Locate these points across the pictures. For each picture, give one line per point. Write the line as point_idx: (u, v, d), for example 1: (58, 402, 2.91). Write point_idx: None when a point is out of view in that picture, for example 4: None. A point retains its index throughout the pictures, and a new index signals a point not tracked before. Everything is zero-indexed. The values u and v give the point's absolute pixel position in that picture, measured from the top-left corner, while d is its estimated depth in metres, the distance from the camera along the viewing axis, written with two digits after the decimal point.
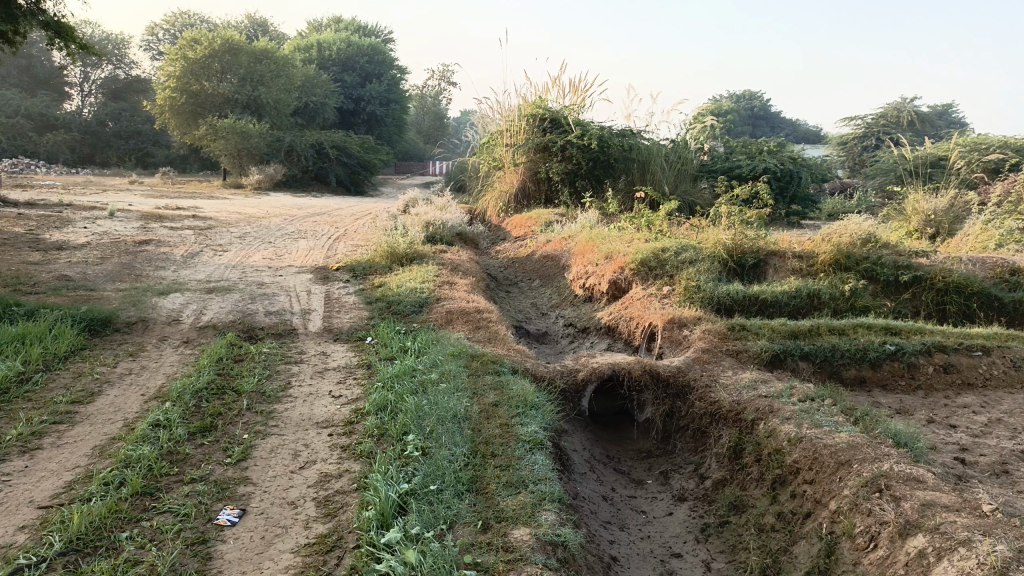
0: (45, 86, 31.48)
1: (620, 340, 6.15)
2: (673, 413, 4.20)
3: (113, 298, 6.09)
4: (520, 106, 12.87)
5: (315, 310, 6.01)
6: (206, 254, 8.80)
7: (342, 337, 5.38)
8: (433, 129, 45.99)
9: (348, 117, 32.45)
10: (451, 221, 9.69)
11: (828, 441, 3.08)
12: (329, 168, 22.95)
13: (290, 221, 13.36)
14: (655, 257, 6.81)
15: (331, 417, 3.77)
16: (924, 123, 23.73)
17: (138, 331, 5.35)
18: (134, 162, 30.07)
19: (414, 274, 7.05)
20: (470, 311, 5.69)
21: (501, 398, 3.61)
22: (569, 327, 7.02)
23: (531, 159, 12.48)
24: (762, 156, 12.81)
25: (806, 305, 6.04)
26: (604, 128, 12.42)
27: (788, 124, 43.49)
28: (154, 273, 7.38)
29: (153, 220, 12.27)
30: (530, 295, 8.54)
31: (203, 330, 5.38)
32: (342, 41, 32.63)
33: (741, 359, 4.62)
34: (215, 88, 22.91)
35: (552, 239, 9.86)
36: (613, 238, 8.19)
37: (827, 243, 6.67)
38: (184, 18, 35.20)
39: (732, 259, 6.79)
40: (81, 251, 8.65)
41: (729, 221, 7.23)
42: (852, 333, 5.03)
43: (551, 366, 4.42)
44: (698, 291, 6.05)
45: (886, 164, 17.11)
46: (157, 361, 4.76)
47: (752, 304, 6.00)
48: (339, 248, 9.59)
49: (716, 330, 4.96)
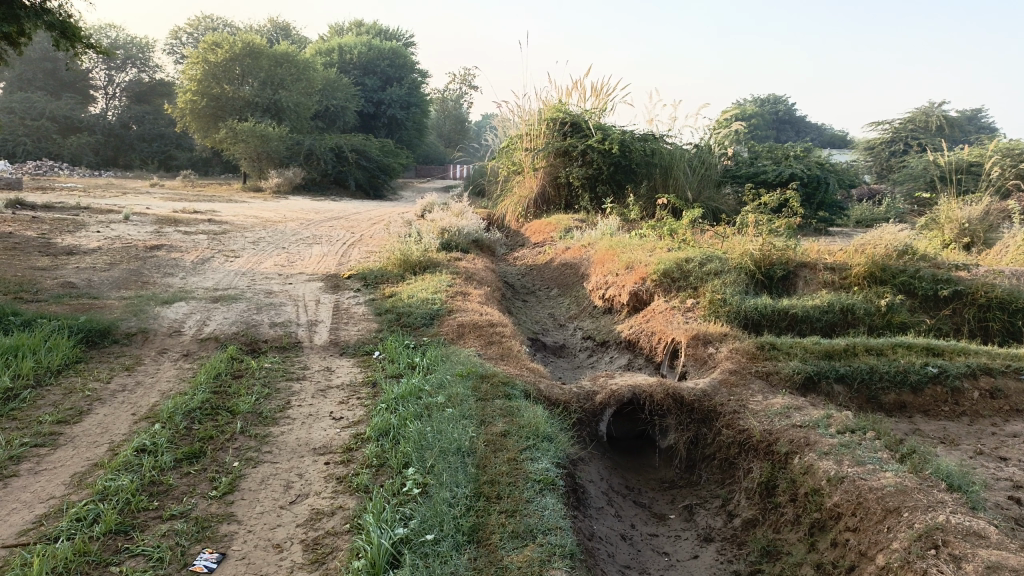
0: (71, 89, 31.78)
1: (641, 355, 5.85)
2: (698, 440, 3.91)
3: (115, 306, 5.90)
4: (540, 109, 12.61)
5: (322, 321, 5.76)
6: (217, 260, 8.62)
7: (347, 351, 5.13)
8: (455, 132, 45.92)
9: (368, 120, 32.39)
10: (468, 227, 9.42)
11: (874, 484, 2.77)
12: (349, 171, 22.81)
13: (306, 225, 13.18)
14: (679, 267, 6.52)
15: (329, 442, 3.51)
16: (954, 128, 23.16)
17: (137, 343, 5.13)
18: (157, 165, 30.20)
19: (427, 283, 6.80)
20: (483, 324, 5.42)
21: (511, 426, 3.33)
22: (588, 340, 6.73)
23: (551, 164, 12.19)
24: (788, 161, 12.44)
25: (839, 321, 5.71)
26: (626, 132, 12.11)
27: (814, 129, 42.88)
28: (162, 281, 7.18)
29: (167, 224, 12.15)
30: (548, 305, 8.24)
31: (204, 342, 5.16)
32: (364, 45, 32.59)
33: (772, 381, 4.30)
34: (236, 91, 22.89)
35: (571, 246, 9.58)
36: (635, 246, 7.89)
37: (860, 254, 6.33)
38: (208, 21, 35.40)
39: (760, 271, 6.45)
40: (91, 257, 8.50)
41: (757, 229, 6.91)
42: (891, 354, 4.70)
43: (566, 387, 4.13)
44: (724, 305, 5.75)
45: (916, 169, 16.64)
46: (154, 376, 4.54)
47: (781, 318, 5.68)
48: (352, 255, 9.37)
49: (744, 349, 4.64)
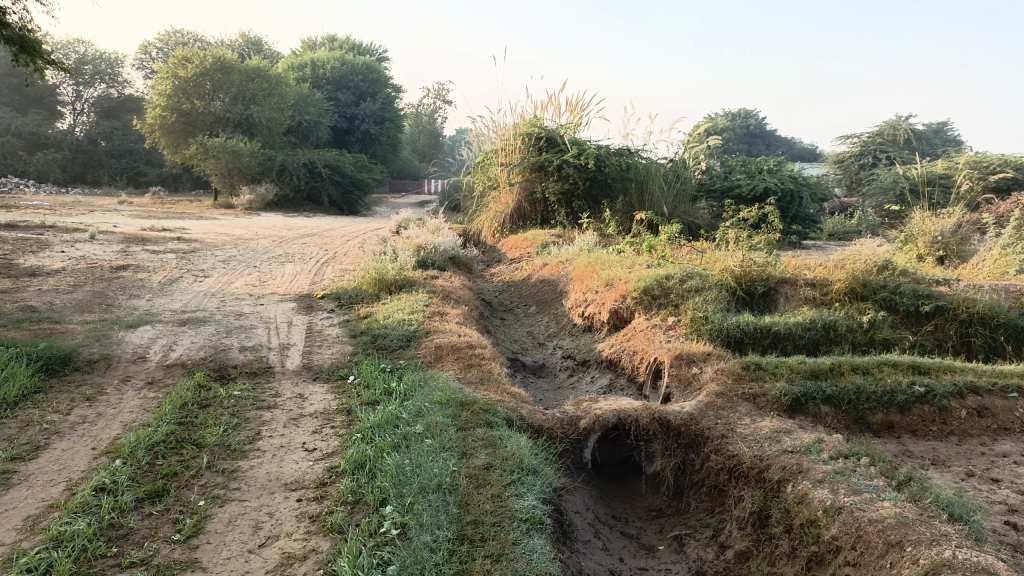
0: (37, 104, 31.21)
1: (623, 376, 5.74)
2: (686, 466, 3.79)
3: (77, 331, 5.66)
4: (515, 124, 12.53)
5: (295, 344, 5.57)
6: (186, 280, 8.38)
7: (321, 376, 4.95)
8: (429, 147, 45.79)
9: (342, 135, 32.18)
10: (444, 244, 9.28)
11: (873, 516, 2.68)
12: (322, 187, 22.57)
13: (278, 243, 12.94)
14: (658, 284, 6.43)
15: (302, 476, 3.34)
16: (921, 141, 23.51)
17: (99, 371, 4.91)
18: (126, 181, 29.71)
19: (402, 303, 6.63)
20: (461, 346, 5.27)
21: (494, 458, 3.19)
22: (568, 360, 6.60)
23: (527, 179, 12.09)
24: (762, 175, 12.47)
25: (822, 338, 5.64)
26: (601, 147, 12.07)
27: (784, 142, 43.39)
28: (128, 303, 6.95)
29: (135, 242, 11.86)
30: (526, 323, 8.11)
31: (171, 369, 4.95)
32: (337, 60, 32.41)
33: (758, 403, 4.19)
34: (207, 107, 22.59)
35: (548, 262, 9.47)
36: (614, 263, 7.79)
37: (841, 270, 6.29)
38: (178, 36, 35.02)
39: (741, 287, 6.37)
40: (54, 278, 8.21)
41: (736, 245, 6.84)
42: (877, 373, 4.62)
43: (548, 413, 3.99)
44: (706, 323, 5.66)
45: (886, 182, 16.81)
46: (116, 406, 4.32)
47: (764, 336, 5.60)
48: (326, 273, 9.17)
49: (729, 369, 4.54)
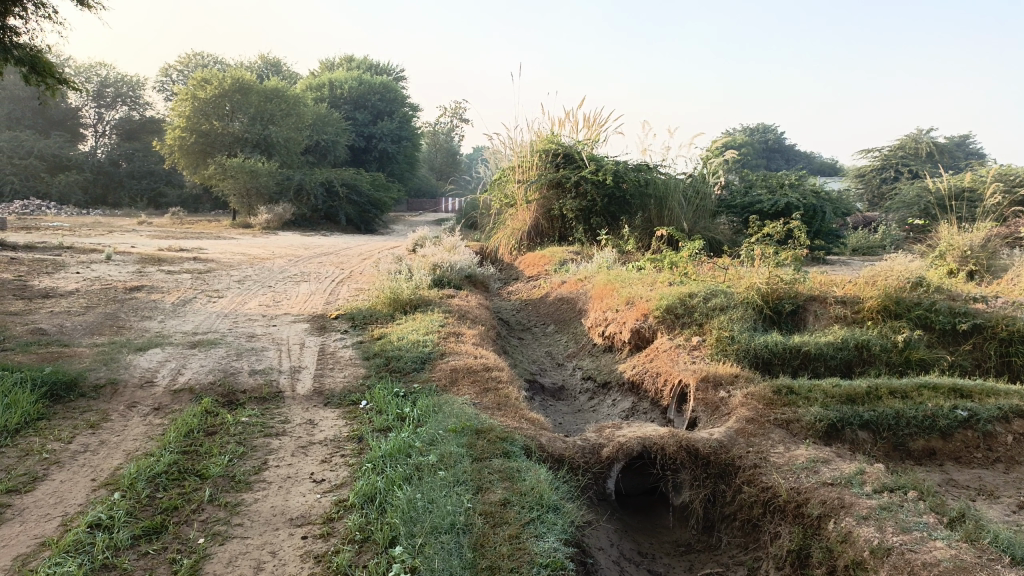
0: (60, 127, 31.62)
1: (646, 398, 5.52)
2: (716, 498, 3.58)
3: (85, 355, 5.53)
4: (532, 141, 12.39)
5: (306, 367, 5.40)
6: (199, 301, 8.27)
7: (332, 401, 4.77)
8: (446, 165, 45.86)
9: (359, 154, 32.28)
10: (460, 262, 9.11)
11: (928, 560, 2.46)
12: (339, 206, 22.57)
13: (294, 262, 12.85)
14: (682, 303, 6.22)
15: (308, 510, 3.15)
16: (943, 154, 23.14)
17: (105, 396, 4.76)
18: (146, 202, 29.94)
19: (418, 324, 6.45)
20: (477, 369, 5.07)
21: (512, 494, 2.99)
22: (589, 381, 6.38)
23: (544, 196, 11.94)
24: (783, 189, 12.24)
25: (855, 358, 5.40)
26: (620, 163, 11.89)
27: (803, 157, 43.03)
28: (139, 325, 6.83)
29: (151, 263, 11.81)
30: (545, 343, 7.90)
31: (178, 394, 4.80)
32: (354, 80, 32.59)
33: (792, 430, 3.96)
34: (225, 127, 22.71)
35: (567, 280, 9.28)
36: (634, 280, 7.58)
37: (872, 287, 6.04)
38: (198, 58, 35.42)
39: (767, 305, 6.14)
40: (67, 300, 8.13)
41: (761, 260, 6.61)
42: (917, 396, 4.37)
43: (569, 440, 3.79)
44: (732, 343, 5.44)
45: (910, 196, 16.47)
46: (120, 434, 4.17)
47: (793, 357, 5.36)
48: (340, 293, 9.04)
49: (759, 393, 4.31)
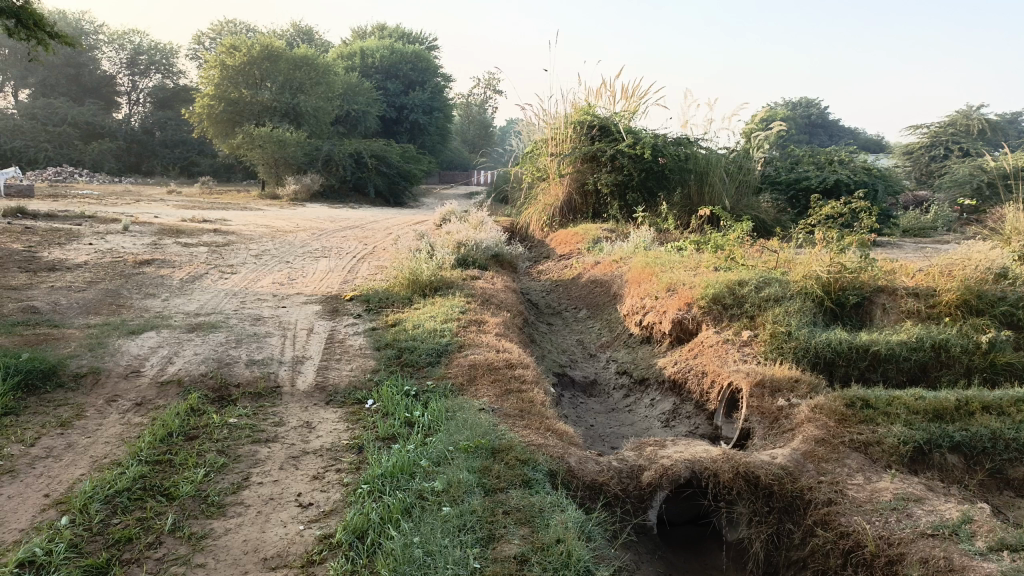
0: (95, 94, 31.46)
1: (690, 401, 4.91)
2: (780, 539, 3.02)
3: (72, 338, 5.05)
4: (566, 112, 11.67)
5: (310, 358, 4.86)
6: (209, 277, 7.78)
7: (334, 400, 4.21)
8: (479, 137, 45.02)
9: (391, 125, 31.74)
10: (487, 240, 8.49)
11: None
12: (368, 177, 22.03)
13: (317, 236, 12.36)
14: (730, 292, 5.56)
15: (286, 547, 2.61)
16: (998, 130, 21.86)
17: (84, 389, 4.27)
18: (178, 170, 29.72)
19: (436, 309, 5.88)
20: (499, 366, 4.48)
21: (531, 547, 2.42)
22: (623, 377, 5.78)
23: (578, 170, 11.24)
24: (833, 166, 11.43)
25: (931, 361, 4.73)
26: (659, 136, 11.15)
27: (846, 133, 41.49)
28: (140, 304, 6.35)
29: (168, 234, 11.38)
30: (576, 330, 7.29)
31: (164, 387, 4.29)
32: (387, 49, 31.89)
33: (871, 454, 3.32)
34: (255, 96, 22.26)
35: (601, 260, 8.64)
36: (675, 264, 6.91)
37: (950, 279, 5.34)
38: (230, 25, 34.97)
39: (830, 297, 5.42)
40: (72, 273, 7.70)
41: (822, 243, 5.90)
42: (1017, 413, 3.67)
43: (604, 461, 3.20)
44: (789, 340, 4.80)
45: (965, 174, 15.42)
46: (91, 436, 3.67)
47: (861, 357, 4.71)
48: (360, 271, 8.50)
49: (829, 405, 3.66)
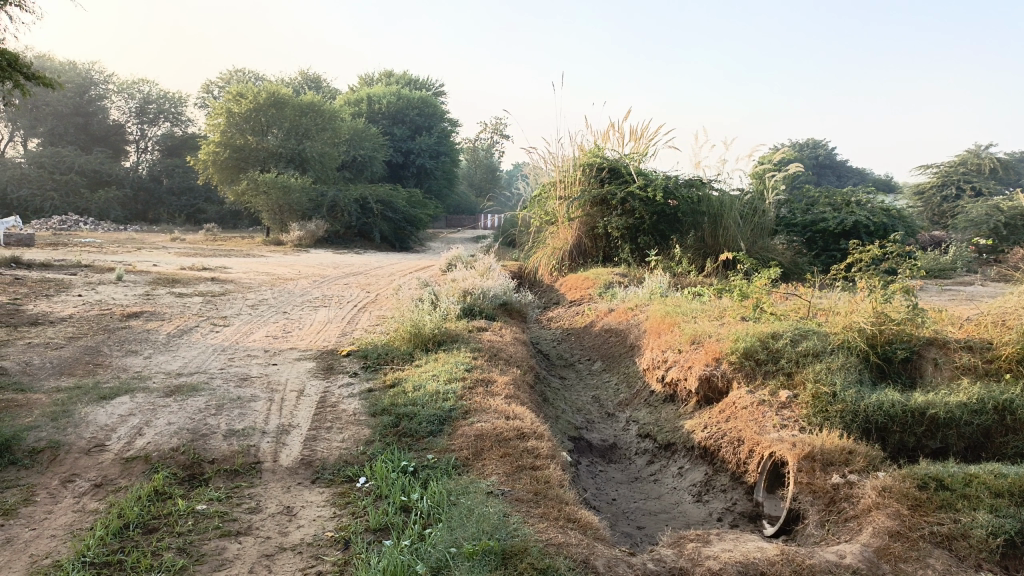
0: (104, 142, 31.55)
1: (725, 471, 4.36)
2: None
3: (36, 405, 4.56)
4: (574, 155, 11.29)
5: (297, 427, 4.34)
6: (200, 331, 7.31)
7: (322, 478, 3.69)
8: (486, 181, 44.93)
9: (397, 170, 31.65)
10: (495, 288, 8.00)
11: None
12: (374, 223, 21.68)
13: (318, 283, 11.91)
14: (763, 346, 5.04)
15: None
16: (1010, 169, 21.39)
17: (39, 467, 3.76)
18: (184, 218, 29.56)
19: (439, 367, 5.36)
20: (509, 437, 3.95)
21: None
22: (647, 441, 5.23)
23: (587, 214, 10.81)
24: (850, 207, 10.99)
25: (996, 426, 4.14)
26: (670, 178, 10.74)
27: (855, 173, 41.20)
28: (120, 363, 5.85)
29: (163, 284, 10.95)
30: (591, 385, 6.75)
31: (130, 465, 3.78)
32: (393, 95, 31.81)
33: (957, 552, 2.77)
34: (260, 142, 22.09)
35: (614, 308, 8.14)
36: (698, 313, 6.41)
37: (1009, 331, 4.79)
38: (238, 74, 35.14)
39: (875, 352, 4.88)
40: (54, 328, 7.24)
41: (861, 292, 5.37)
42: None
43: (636, 562, 2.66)
44: (834, 402, 4.27)
45: (982, 213, 14.92)
46: (36, 527, 3.16)
47: (917, 422, 4.16)
48: (360, 322, 8.02)
49: (897, 487, 3.15)
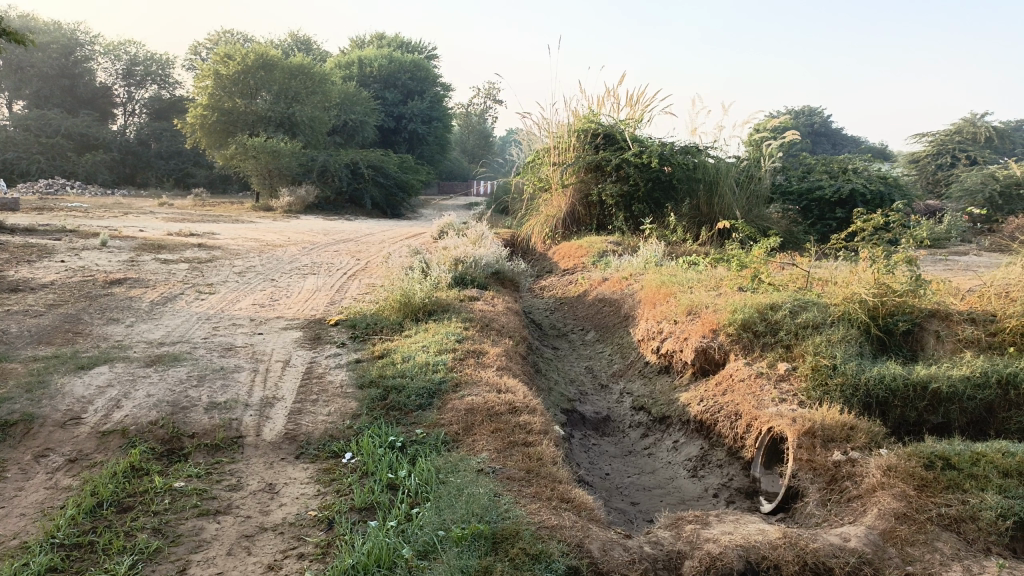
0: (90, 105, 30.95)
1: (721, 446, 4.25)
2: None
3: (11, 376, 4.40)
4: (568, 120, 11.05)
5: (282, 399, 4.20)
6: (184, 299, 7.13)
7: (306, 453, 3.56)
8: (479, 147, 44.47)
9: (388, 135, 31.22)
10: (487, 256, 7.83)
11: None
12: (365, 189, 21.40)
13: (307, 250, 11.70)
14: (761, 317, 4.90)
15: None
16: (1006, 138, 21.23)
17: (12, 441, 3.61)
18: (173, 182, 29.12)
19: (428, 338, 5.22)
20: (501, 412, 3.83)
21: None
22: (641, 414, 5.12)
23: (581, 180, 10.61)
24: (847, 175, 10.83)
25: (999, 401, 4.03)
26: (666, 144, 10.53)
27: (849, 142, 40.95)
28: (100, 331, 5.68)
29: (149, 250, 10.72)
30: (584, 356, 6.63)
31: (106, 439, 3.64)
32: (385, 58, 31.25)
33: (965, 535, 2.66)
34: (248, 105, 21.67)
35: (608, 277, 8.00)
36: (694, 283, 6.27)
37: (1014, 304, 4.67)
38: (226, 35, 34.41)
39: (875, 324, 4.76)
40: (35, 296, 7.04)
41: (862, 262, 5.24)
42: None
43: (632, 546, 2.55)
44: (833, 375, 4.16)
45: (978, 182, 14.78)
46: (6, 504, 3.02)
47: (919, 396, 4.04)
48: (349, 291, 7.85)
49: (902, 466, 3.04)
